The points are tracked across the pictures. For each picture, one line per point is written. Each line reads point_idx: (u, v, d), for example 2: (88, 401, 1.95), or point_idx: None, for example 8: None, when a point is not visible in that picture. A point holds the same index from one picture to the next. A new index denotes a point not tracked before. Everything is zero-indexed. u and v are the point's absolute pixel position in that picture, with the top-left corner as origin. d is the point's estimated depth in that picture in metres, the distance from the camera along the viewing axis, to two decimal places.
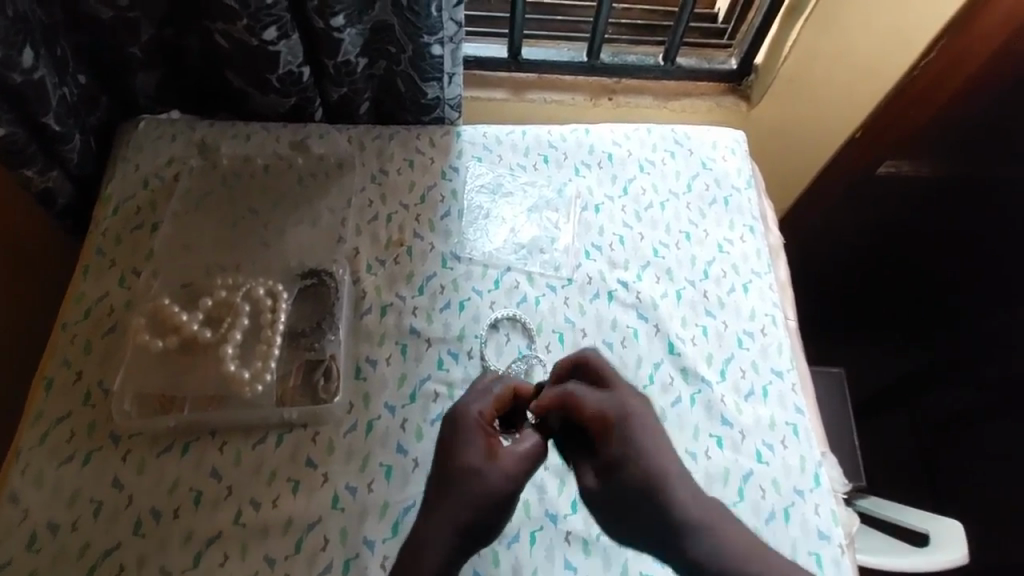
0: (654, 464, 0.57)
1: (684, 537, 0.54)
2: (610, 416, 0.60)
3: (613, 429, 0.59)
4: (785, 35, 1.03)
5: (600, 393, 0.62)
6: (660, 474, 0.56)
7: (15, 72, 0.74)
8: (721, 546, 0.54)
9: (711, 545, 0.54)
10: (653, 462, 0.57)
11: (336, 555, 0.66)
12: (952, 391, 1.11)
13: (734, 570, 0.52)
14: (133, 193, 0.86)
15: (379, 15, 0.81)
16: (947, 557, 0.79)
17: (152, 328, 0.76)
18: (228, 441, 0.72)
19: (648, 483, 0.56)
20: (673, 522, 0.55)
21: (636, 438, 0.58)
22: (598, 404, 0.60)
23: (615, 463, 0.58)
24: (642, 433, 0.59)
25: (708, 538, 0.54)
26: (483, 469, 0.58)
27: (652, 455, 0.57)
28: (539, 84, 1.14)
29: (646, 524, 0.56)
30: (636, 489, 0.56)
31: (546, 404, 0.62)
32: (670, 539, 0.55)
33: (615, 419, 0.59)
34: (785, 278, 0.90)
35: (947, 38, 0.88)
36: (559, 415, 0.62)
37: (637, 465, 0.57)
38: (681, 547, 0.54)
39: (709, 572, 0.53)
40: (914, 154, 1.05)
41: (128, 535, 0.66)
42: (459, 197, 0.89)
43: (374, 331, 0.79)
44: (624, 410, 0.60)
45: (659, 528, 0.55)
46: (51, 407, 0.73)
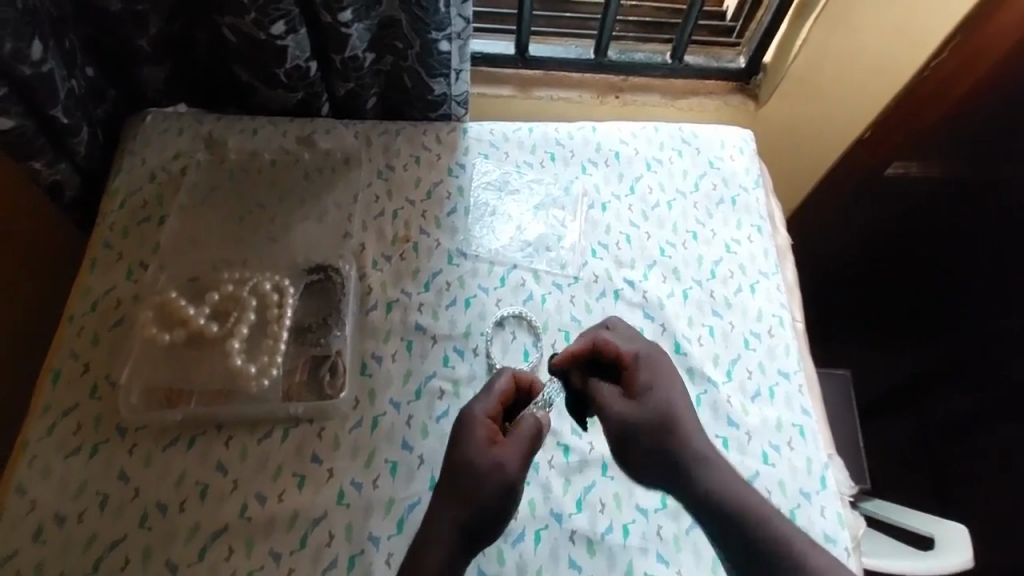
0: (673, 404, 0.62)
1: (693, 472, 0.59)
2: (639, 358, 0.66)
3: (641, 369, 0.65)
4: (792, 36, 1.09)
5: (633, 340, 0.68)
6: (681, 414, 0.62)
7: (23, 64, 0.74)
8: (726, 487, 0.58)
9: (719, 483, 0.58)
10: (672, 408, 0.62)
11: (341, 550, 0.66)
12: (956, 394, 1.11)
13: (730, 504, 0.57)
14: (140, 186, 0.86)
15: (387, 11, 0.81)
16: (954, 561, 0.79)
17: (160, 321, 0.76)
18: (235, 435, 0.72)
19: (669, 419, 0.61)
20: (690, 455, 0.60)
21: (662, 380, 0.64)
22: (629, 349, 0.67)
23: (639, 401, 0.63)
24: (670, 379, 0.65)
25: (716, 475, 0.59)
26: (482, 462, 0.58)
27: (672, 395, 0.63)
28: (545, 81, 1.14)
29: (663, 456, 0.60)
30: (658, 424, 0.61)
31: (576, 349, 0.67)
32: (683, 472, 0.59)
33: (646, 362, 0.66)
34: (792, 278, 0.90)
35: (960, 38, 0.88)
36: (587, 361, 0.68)
37: (661, 404, 0.62)
38: (694, 485, 0.59)
39: (715, 506, 0.57)
40: (922, 155, 1.04)
41: (134, 529, 0.66)
42: (466, 193, 0.89)
43: (380, 327, 0.79)
44: (653, 353, 0.67)
45: (672, 463, 0.60)
46: (57, 400, 0.73)
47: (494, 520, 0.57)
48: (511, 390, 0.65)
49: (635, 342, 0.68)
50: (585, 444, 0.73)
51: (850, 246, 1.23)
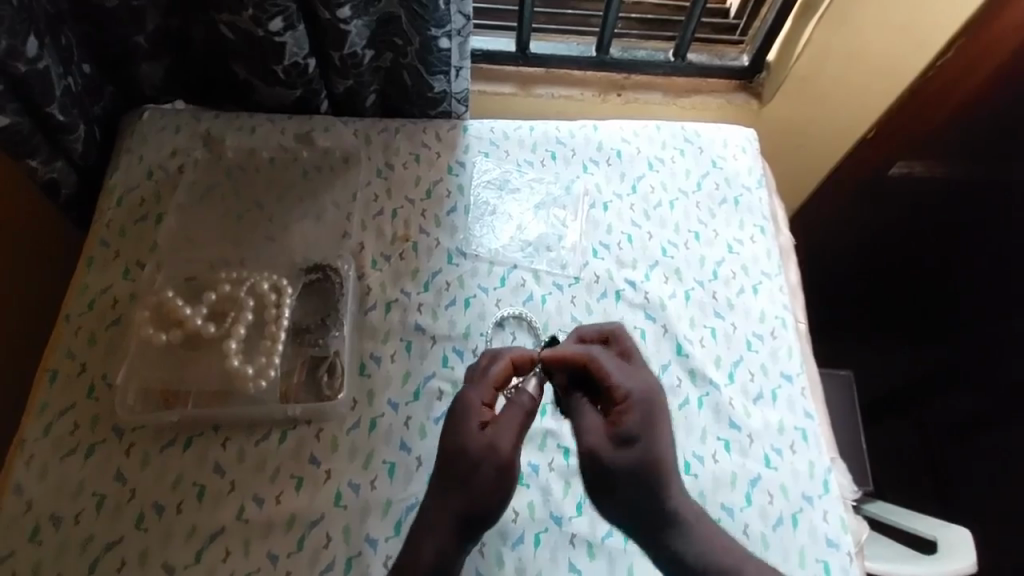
0: (658, 454, 0.58)
1: (669, 531, 0.58)
2: (633, 398, 0.60)
3: (633, 411, 0.60)
4: (797, 33, 1.07)
5: (629, 374, 0.63)
6: (664, 466, 0.58)
7: (19, 61, 0.73)
8: (701, 549, 0.58)
9: (694, 542, 0.58)
10: (658, 452, 0.58)
11: (339, 553, 0.66)
12: (958, 395, 1.10)
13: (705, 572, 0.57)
14: (138, 184, 0.85)
15: (386, 8, 0.80)
16: (957, 565, 0.78)
17: (157, 321, 0.74)
18: (232, 436, 0.71)
19: (653, 471, 0.58)
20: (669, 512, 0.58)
21: (652, 428, 0.59)
22: (624, 385, 0.61)
23: (620, 446, 0.58)
24: (661, 423, 0.60)
25: (691, 537, 0.58)
26: (476, 443, 0.58)
27: (659, 446, 0.59)
28: (547, 79, 1.13)
29: (640, 506, 0.58)
30: (638, 479, 0.57)
31: (570, 360, 0.63)
32: (657, 527, 0.58)
33: (640, 404, 0.60)
34: (795, 279, 0.89)
35: (965, 39, 0.88)
36: (576, 375, 0.64)
37: (646, 454, 0.58)
38: (665, 542, 0.58)
39: (684, 565, 0.57)
40: (926, 155, 1.03)
41: (131, 530, 0.66)
42: (466, 192, 0.88)
43: (379, 327, 0.78)
44: (649, 395, 0.61)
45: (643, 513, 0.58)
46: (54, 400, 0.72)
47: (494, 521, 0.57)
48: (506, 373, 0.63)
49: (631, 378, 0.62)
50: None
51: (853, 245, 1.22)
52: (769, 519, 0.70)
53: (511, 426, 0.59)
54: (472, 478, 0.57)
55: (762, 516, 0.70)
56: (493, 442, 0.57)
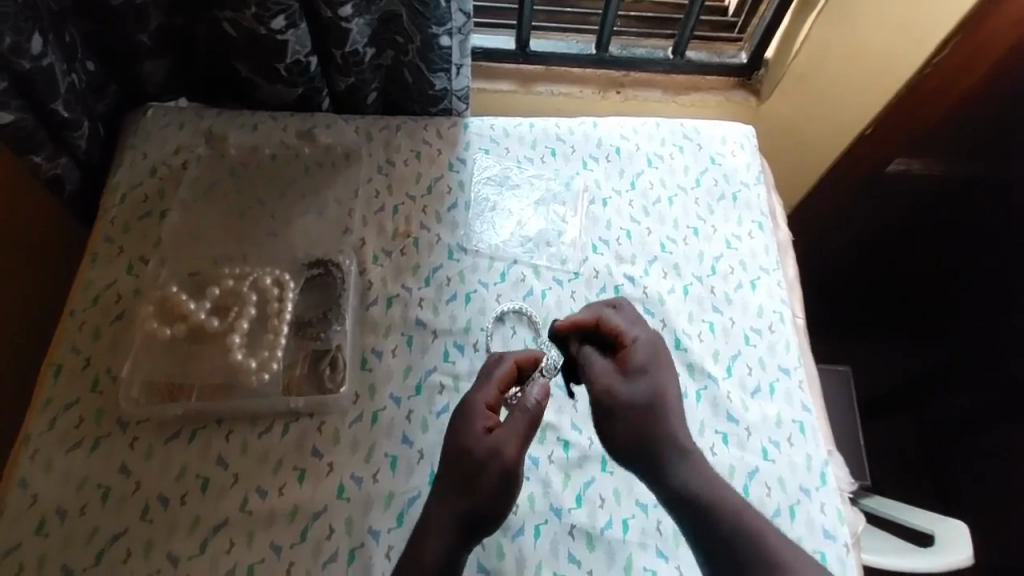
0: (665, 388, 0.63)
1: (674, 463, 0.59)
2: (639, 341, 0.66)
3: (638, 351, 0.65)
4: (797, 27, 1.05)
5: (636, 325, 0.69)
6: (670, 400, 0.62)
7: (24, 58, 0.73)
8: (707, 486, 0.57)
9: (699, 481, 0.58)
10: (662, 389, 0.62)
11: (341, 544, 0.67)
12: (957, 392, 1.11)
13: (706, 498, 0.56)
14: (141, 180, 0.86)
15: (387, 6, 0.81)
16: (953, 557, 0.79)
17: (161, 316, 0.75)
18: (235, 429, 0.72)
19: (659, 402, 0.61)
20: (674, 444, 0.60)
21: (658, 365, 0.64)
22: (629, 331, 0.67)
23: (628, 380, 0.63)
24: (667, 365, 0.65)
25: (699, 474, 0.58)
26: (480, 448, 0.59)
27: (665, 381, 0.63)
28: (546, 76, 1.14)
29: (641, 439, 0.60)
30: (646, 409, 0.61)
31: (581, 319, 0.69)
32: (663, 459, 0.59)
33: (646, 347, 0.66)
34: (793, 275, 0.90)
35: (960, 37, 0.88)
36: (587, 334, 0.69)
37: (652, 389, 0.62)
38: (670, 477, 0.58)
39: (687, 497, 0.57)
40: (924, 155, 1.04)
41: (135, 521, 0.67)
42: (467, 188, 0.88)
43: (380, 322, 0.79)
44: (654, 340, 0.67)
45: (650, 446, 0.60)
46: (59, 393, 0.73)
47: (496, 511, 0.58)
48: (510, 376, 0.65)
49: (638, 326, 0.68)
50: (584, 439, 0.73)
51: (850, 243, 1.23)
52: (766, 511, 0.71)
53: (515, 426, 0.60)
54: (475, 480, 0.58)
55: (760, 508, 0.71)
56: (498, 445, 0.58)
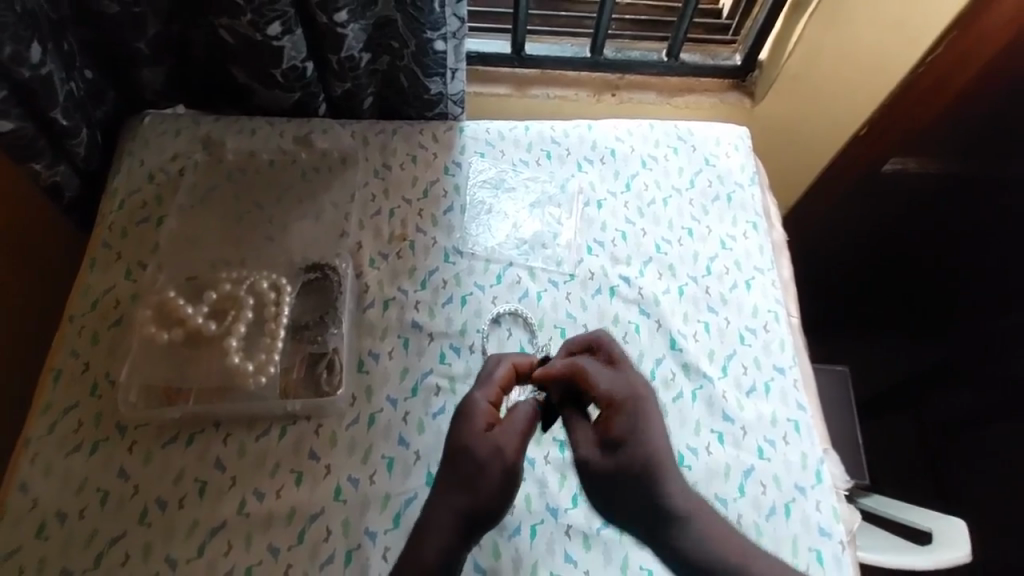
0: (652, 448, 0.57)
1: (677, 533, 0.54)
2: (617, 400, 0.60)
3: (620, 413, 0.59)
4: (794, 24, 1.04)
5: (613, 376, 0.63)
6: (660, 461, 0.57)
7: (23, 66, 0.74)
8: (709, 549, 0.53)
9: (701, 544, 0.54)
10: (649, 452, 0.57)
11: (338, 545, 0.67)
12: (956, 391, 1.13)
13: (710, 567, 0.52)
14: (139, 187, 0.87)
15: (383, 11, 0.82)
16: (953, 555, 0.79)
17: (159, 321, 0.76)
18: (233, 432, 0.73)
19: (647, 466, 0.56)
20: (669, 512, 0.55)
21: (642, 425, 0.59)
22: (607, 389, 0.61)
23: (611, 448, 0.58)
24: (651, 419, 0.59)
25: (699, 536, 0.54)
26: (481, 446, 0.59)
27: (652, 443, 0.57)
28: (542, 80, 1.15)
29: (635, 505, 0.56)
30: (632, 474, 0.56)
31: (555, 373, 0.64)
32: (658, 525, 0.55)
33: (625, 403, 0.60)
34: (788, 274, 0.90)
35: (953, 37, 0.89)
36: (566, 388, 0.64)
37: (639, 452, 0.57)
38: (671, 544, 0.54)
39: (687, 562, 0.53)
40: (920, 153, 1.04)
41: (134, 525, 0.67)
42: (463, 192, 0.89)
43: (377, 325, 0.79)
44: (636, 394, 0.61)
45: (648, 509, 0.55)
46: (58, 398, 0.73)
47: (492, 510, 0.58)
48: (510, 380, 0.66)
49: (614, 379, 0.62)
50: None
51: (848, 244, 1.23)
52: (762, 510, 0.71)
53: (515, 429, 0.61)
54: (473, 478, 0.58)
55: (755, 506, 0.71)
56: (499, 446, 0.59)
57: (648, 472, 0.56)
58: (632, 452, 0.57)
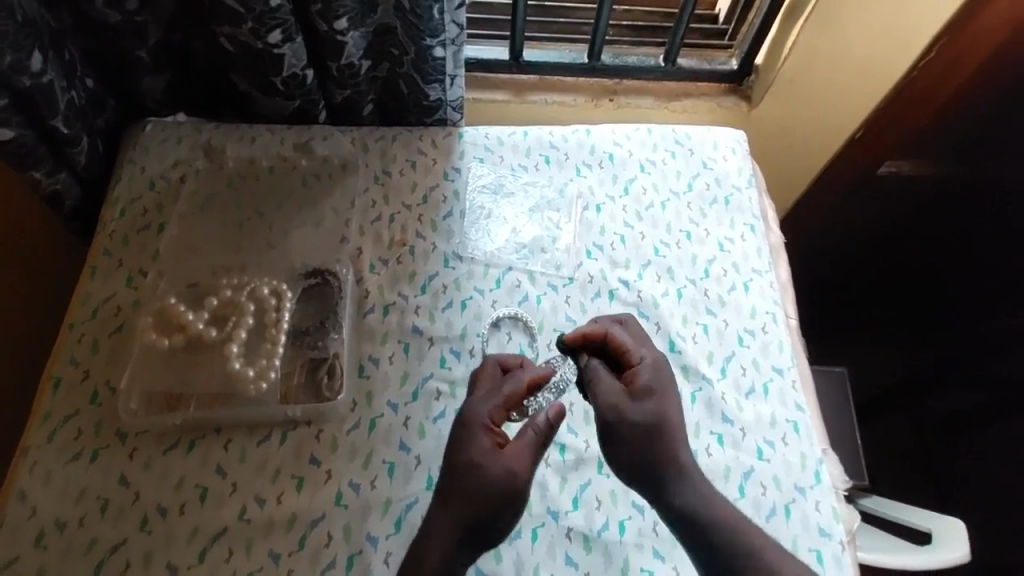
0: (668, 407, 0.62)
1: (674, 443, 0.60)
2: (645, 362, 0.66)
3: (644, 372, 0.65)
4: (779, 45, 1.09)
5: (641, 346, 0.69)
6: (674, 423, 0.62)
7: (23, 75, 0.75)
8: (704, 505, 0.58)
9: (697, 502, 0.58)
10: (668, 413, 0.62)
11: (340, 551, 0.67)
12: (955, 390, 1.13)
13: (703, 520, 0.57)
14: (140, 194, 0.87)
15: (382, 19, 0.82)
16: (951, 555, 0.79)
17: (159, 327, 0.77)
18: (233, 439, 0.73)
19: (662, 424, 0.61)
20: (672, 468, 0.60)
21: (665, 391, 0.64)
22: (636, 353, 0.67)
23: (634, 401, 0.62)
24: (671, 390, 0.65)
25: (698, 494, 0.59)
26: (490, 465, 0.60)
27: (669, 406, 0.62)
28: (540, 86, 1.15)
29: (643, 458, 0.60)
30: (649, 428, 0.61)
31: (590, 331, 0.69)
32: (662, 477, 0.59)
33: (653, 370, 0.65)
34: (786, 276, 0.91)
35: (947, 38, 0.88)
36: (596, 346, 0.69)
37: (658, 409, 0.62)
38: (670, 499, 0.59)
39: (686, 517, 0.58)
40: (914, 155, 1.05)
41: (135, 532, 0.67)
42: (461, 197, 0.89)
43: (377, 330, 0.80)
44: (661, 365, 0.66)
45: (654, 468, 0.60)
46: (58, 406, 0.74)
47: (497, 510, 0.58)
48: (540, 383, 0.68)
49: (643, 347, 0.68)
50: (579, 442, 0.74)
51: (849, 246, 1.23)
52: (762, 511, 0.71)
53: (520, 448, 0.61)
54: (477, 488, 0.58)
55: (756, 507, 0.71)
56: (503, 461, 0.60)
57: (663, 428, 0.61)
58: (652, 410, 0.62)
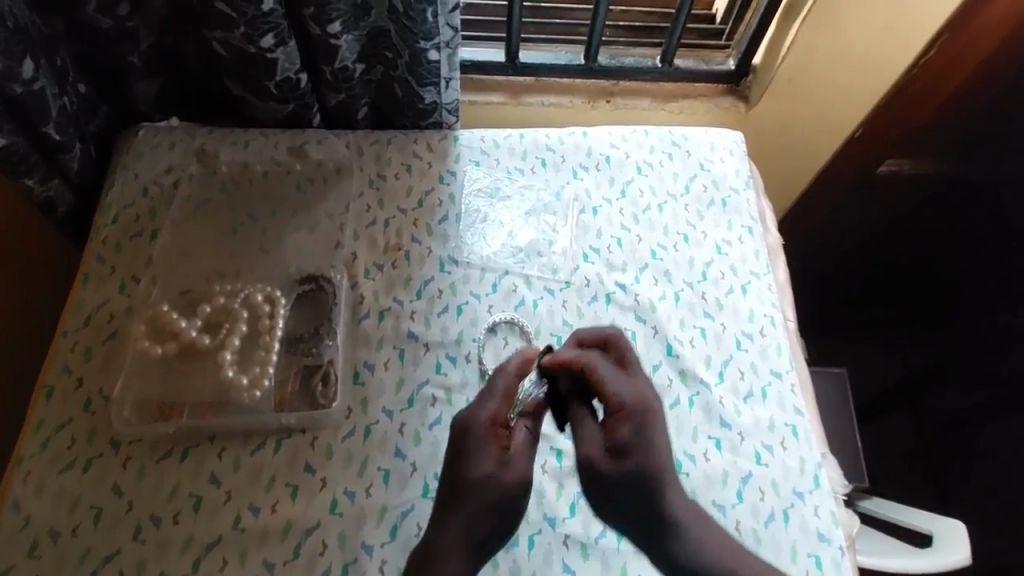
0: (655, 452, 0.57)
1: (664, 493, 0.56)
2: (626, 408, 0.58)
3: (627, 420, 0.58)
4: (777, 46, 1.10)
5: (623, 383, 0.60)
6: (662, 467, 0.57)
7: (15, 82, 0.74)
8: (700, 557, 0.56)
9: (694, 549, 0.56)
10: (654, 463, 0.56)
11: (335, 559, 0.67)
12: (955, 390, 1.12)
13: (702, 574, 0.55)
14: (133, 200, 0.87)
15: (375, 22, 0.82)
16: (951, 558, 0.79)
17: (152, 335, 0.76)
18: (227, 447, 0.72)
19: (651, 476, 0.56)
20: (664, 520, 0.56)
21: (649, 435, 0.57)
22: (617, 394, 0.59)
23: (615, 456, 0.56)
24: (658, 431, 0.58)
25: (693, 542, 0.56)
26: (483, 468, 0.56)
27: (657, 452, 0.57)
28: (536, 87, 1.14)
29: (635, 510, 0.56)
30: (638, 482, 0.56)
31: (567, 361, 0.62)
32: (654, 531, 0.56)
33: (635, 413, 0.58)
34: (784, 278, 0.90)
35: (947, 36, 0.87)
36: (574, 378, 0.62)
37: (644, 461, 0.56)
38: (665, 551, 0.56)
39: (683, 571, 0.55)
40: (911, 154, 1.04)
41: (128, 542, 0.67)
42: (457, 201, 0.89)
43: (372, 336, 0.79)
44: (643, 406, 0.59)
45: (645, 518, 0.56)
46: (51, 416, 0.73)
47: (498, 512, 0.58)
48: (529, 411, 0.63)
49: (620, 386, 0.60)
50: (577, 448, 0.73)
51: (848, 245, 1.22)
52: (760, 516, 0.71)
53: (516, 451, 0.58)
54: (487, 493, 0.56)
55: (754, 513, 0.71)
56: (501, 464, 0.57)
57: (651, 482, 0.56)
58: (637, 464, 0.56)
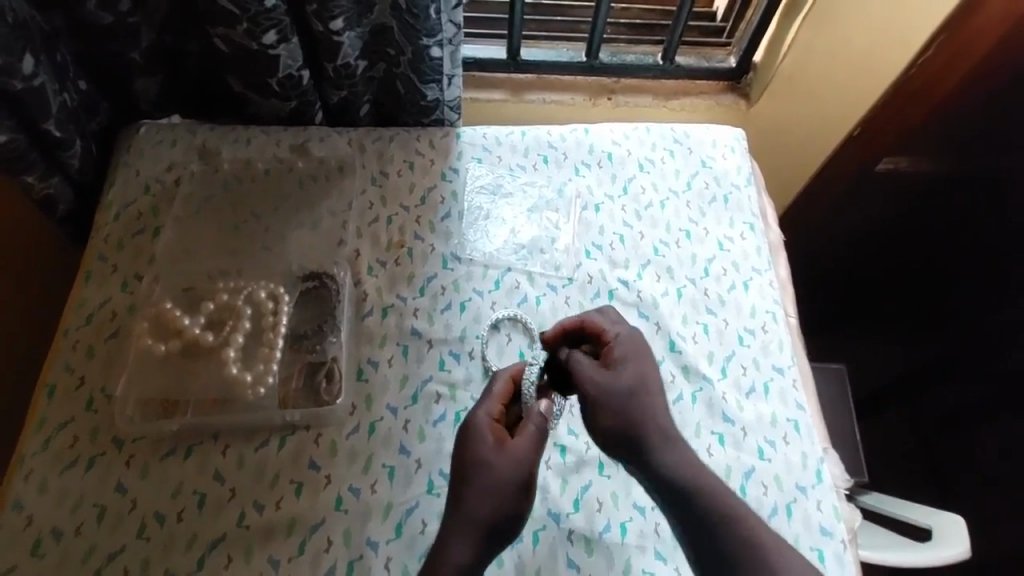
0: (649, 378, 0.62)
1: (653, 407, 0.60)
2: (620, 339, 0.66)
3: (620, 348, 0.65)
4: (778, 46, 1.10)
5: (620, 325, 0.68)
6: (653, 389, 0.61)
7: (15, 79, 0.74)
8: (686, 474, 0.57)
9: (680, 470, 0.57)
10: (643, 382, 0.61)
11: (339, 556, 0.66)
12: (953, 386, 1.12)
13: (687, 488, 0.56)
14: (134, 199, 0.86)
15: (378, 18, 0.81)
16: (952, 551, 0.78)
17: (155, 332, 0.76)
18: (231, 445, 0.72)
19: (640, 392, 0.61)
20: (651, 436, 0.59)
21: (642, 360, 0.64)
22: (612, 330, 0.67)
23: (610, 373, 0.62)
24: (649, 362, 0.64)
25: (680, 460, 0.58)
26: (491, 456, 0.58)
27: (648, 372, 0.62)
28: (538, 85, 1.14)
29: (624, 423, 0.59)
30: (630, 394, 0.60)
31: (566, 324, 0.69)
32: (643, 446, 0.58)
33: (628, 343, 0.65)
34: (785, 275, 0.91)
35: (946, 34, 0.87)
36: (574, 336, 0.68)
37: (634, 376, 0.61)
38: (649, 464, 0.58)
39: (669, 484, 0.56)
40: (911, 152, 1.04)
41: (132, 540, 0.67)
42: (460, 198, 0.89)
43: (376, 333, 0.79)
44: (638, 338, 0.67)
45: (633, 432, 0.59)
46: (54, 413, 0.73)
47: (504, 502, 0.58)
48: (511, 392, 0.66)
49: (620, 326, 0.68)
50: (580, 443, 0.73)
51: (848, 243, 1.22)
52: (763, 510, 0.71)
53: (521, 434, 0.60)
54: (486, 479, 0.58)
55: (757, 507, 0.71)
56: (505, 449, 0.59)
57: (641, 395, 0.60)
58: (629, 377, 0.61)
